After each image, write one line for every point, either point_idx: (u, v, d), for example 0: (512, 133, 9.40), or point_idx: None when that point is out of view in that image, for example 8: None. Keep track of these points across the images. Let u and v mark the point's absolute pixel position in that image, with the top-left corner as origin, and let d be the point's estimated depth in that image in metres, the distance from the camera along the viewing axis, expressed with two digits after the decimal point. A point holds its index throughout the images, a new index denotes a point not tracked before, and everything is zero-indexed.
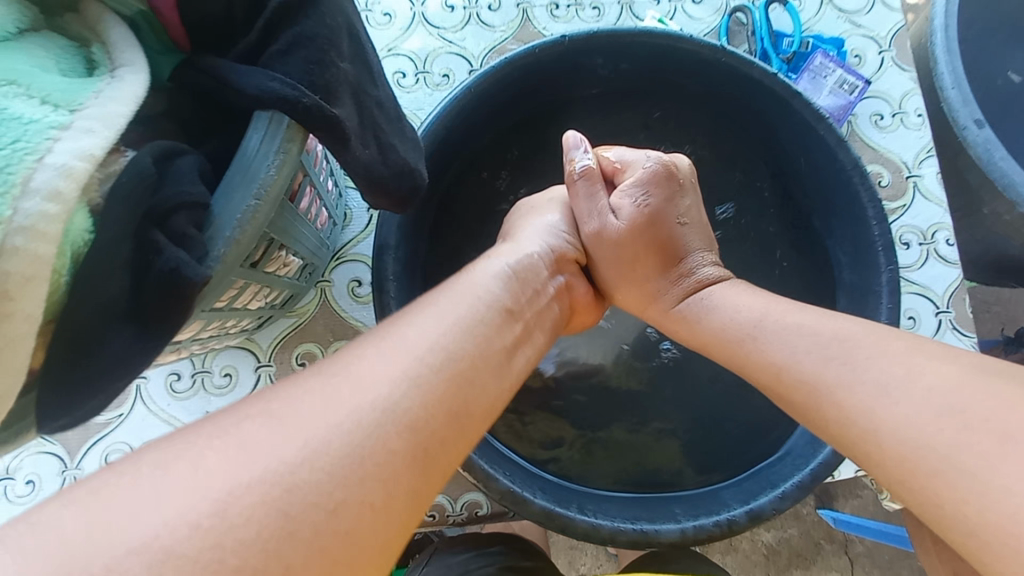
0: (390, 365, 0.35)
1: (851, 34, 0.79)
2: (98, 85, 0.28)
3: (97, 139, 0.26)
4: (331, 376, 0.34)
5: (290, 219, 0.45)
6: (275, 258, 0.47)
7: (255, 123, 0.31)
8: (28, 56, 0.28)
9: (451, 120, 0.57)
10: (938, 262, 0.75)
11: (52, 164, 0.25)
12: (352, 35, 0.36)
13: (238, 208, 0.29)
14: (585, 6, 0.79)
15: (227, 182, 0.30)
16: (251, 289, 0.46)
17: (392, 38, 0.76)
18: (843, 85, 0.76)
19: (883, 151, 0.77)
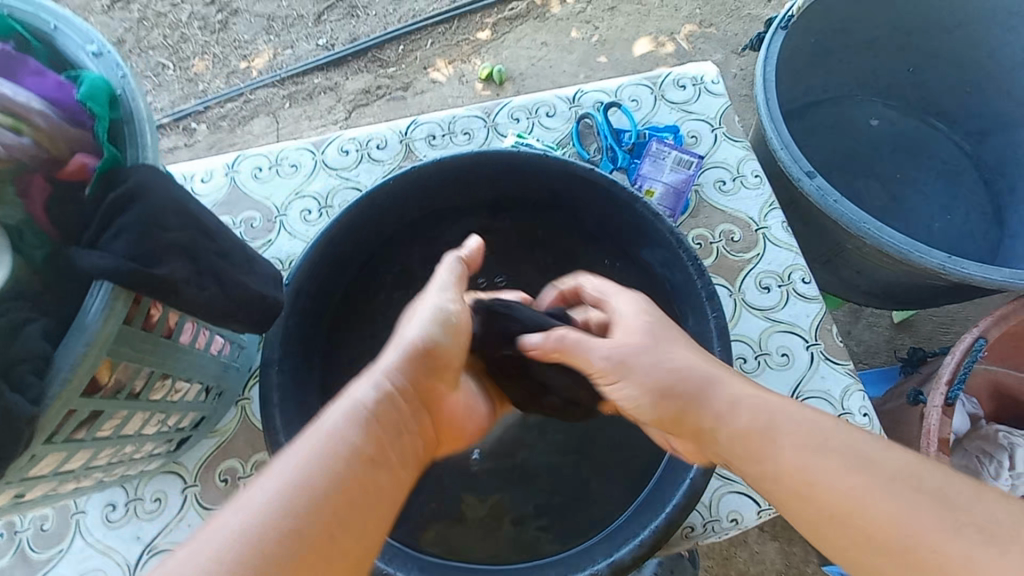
0: (292, 479, 0.41)
1: (684, 120, 0.93)
2: None
3: None
4: (241, 503, 0.39)
5: (179, 352, 0.55)
6: (162, 387, 0.56)
7: (94, 290, 0.41)
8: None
9: (326, 250, 0.68)
10: (797, 299, 0.82)
11: None
12: (178, 208, 0.46)
13: (71, 356, 0.39)
14: (457, 133, 0.94)
15: (65, 337, 0.40)
16: (139, 416, 0.55)
17: (299, 184, 0.91)
18: (680, 164, 0.88)
19: (731, 211, 0.88)
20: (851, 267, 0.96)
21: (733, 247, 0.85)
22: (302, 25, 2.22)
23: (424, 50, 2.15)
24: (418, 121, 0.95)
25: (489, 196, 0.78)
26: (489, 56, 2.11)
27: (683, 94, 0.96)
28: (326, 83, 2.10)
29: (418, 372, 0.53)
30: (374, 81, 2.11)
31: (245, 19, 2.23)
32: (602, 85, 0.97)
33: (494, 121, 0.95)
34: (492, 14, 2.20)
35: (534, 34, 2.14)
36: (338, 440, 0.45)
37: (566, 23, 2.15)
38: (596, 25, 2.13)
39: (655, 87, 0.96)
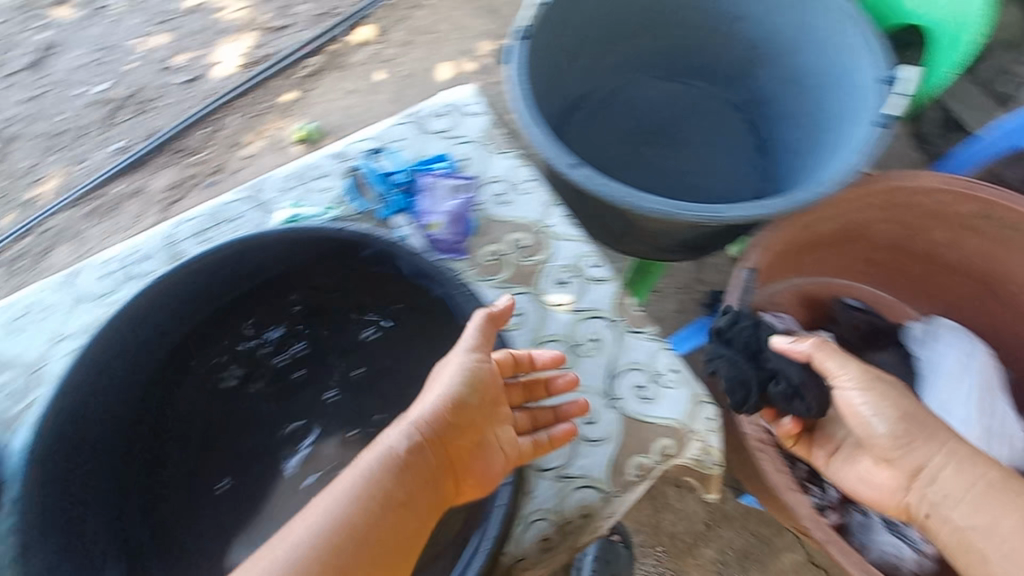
0: (324, 519, 0.55)
1: (451, 148, 0.96)
2: None
3: None
4: (287, 541, 0.54)
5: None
6: None
7: None
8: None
9: (77, 394, 0.63)
10: (593, 284, 0.86)
11: None
12: None
13: None
14: (225, 221, 0.90)
15: None
16: None
17: (57, 326, 0.82)
18: (454, 191, 0.90)
19: (514, 221, 0.91)
20: (642, 235, 1.03)
21: (523, 254, 0.89)
22: (89, 135, 2.04)
23: (230, 128, 2.07)
24: (181, 219, 0.89)
25: (260, 281, 0.77)
26: (300, 117, 2.07)
27: (444, 123, 0.98)
28: (132, 188, 1.95)
29: (411, 448, 0.60)
30: (185, 172, 1.99)
31: (21, 145, 2.02)
32: (366, 132, 0.96)
33: (262, 198, 0.91)
34: (291, 74, 2.15)
35: (339, 85, 2.13)
36: (357, 496, 0.57)
37: (369, 67, 2.16)
38: (398, 61, 2.16)
39: (418, 122, 0.98)
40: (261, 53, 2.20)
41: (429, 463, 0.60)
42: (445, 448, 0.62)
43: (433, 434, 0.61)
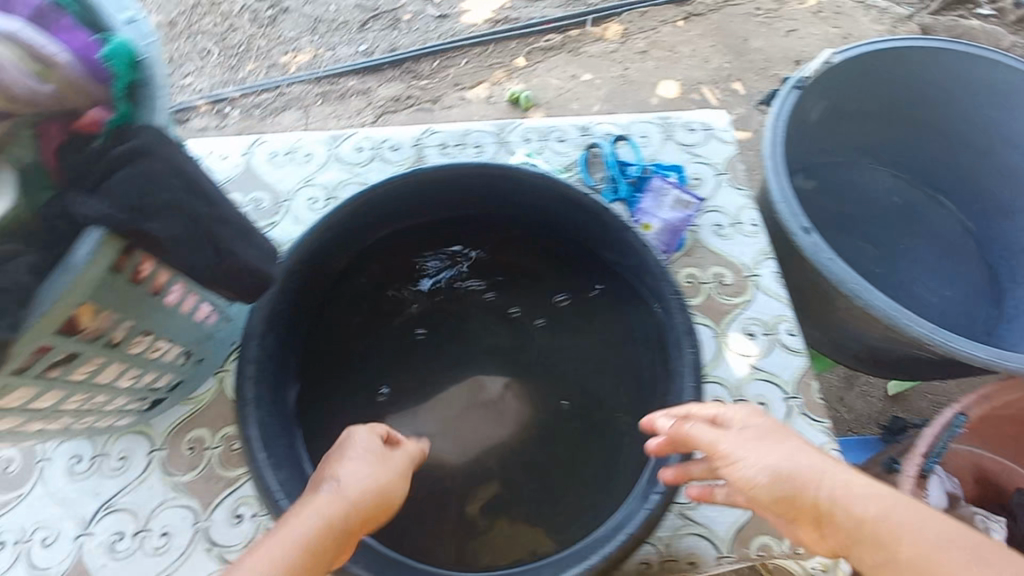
0: (281, 542, 0.45)
1: (690, 162, 0.95)
2: None
3: None
4: (268, 545, 0.45)
5: (157, 311, 0.57)
6: (140, 341, 0.57)
7: (84, 238, 0.43)
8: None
9: (324, 235, 0.71)
10: (781, 350, 0.82)
11: None
12: (181, 174, 0.48)
13: (56, 291, 0.41)
14: (469, 145, 0.97)
15: (54, 274, 0.42)
16: (115, 367, 0.57)
17: (310, 172, 0.94)
18: (679, 203, 0.89)
19: (724, 255, 0.89)
20: (838, 326, 0.96)
21: (722, 290, 0.86)
22: (346, 30, 2.29)
23: (457, 68, 2.22)
24: (432, 129, 0.98)
25: (494, 207, 0.80)
26: (518, 81, 2.17)
27: (693, 136, 0.98)
28: (360, 87, 2.16)
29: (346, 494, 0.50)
30: (407, 91, 2.16)
31: (293, 21, 2.32)
32: (615, 118, 0.99)
33: (506, 138, 0.97)
34: (527, 43, 2.26)
35: (565, 66, 2.19)
36: (318, 528, 0.47)
37: (598, 61, 2.20)
38: (626, 66, 2.17)
39: (667, 127, 0.99)
40: (509, 14, 2.33)
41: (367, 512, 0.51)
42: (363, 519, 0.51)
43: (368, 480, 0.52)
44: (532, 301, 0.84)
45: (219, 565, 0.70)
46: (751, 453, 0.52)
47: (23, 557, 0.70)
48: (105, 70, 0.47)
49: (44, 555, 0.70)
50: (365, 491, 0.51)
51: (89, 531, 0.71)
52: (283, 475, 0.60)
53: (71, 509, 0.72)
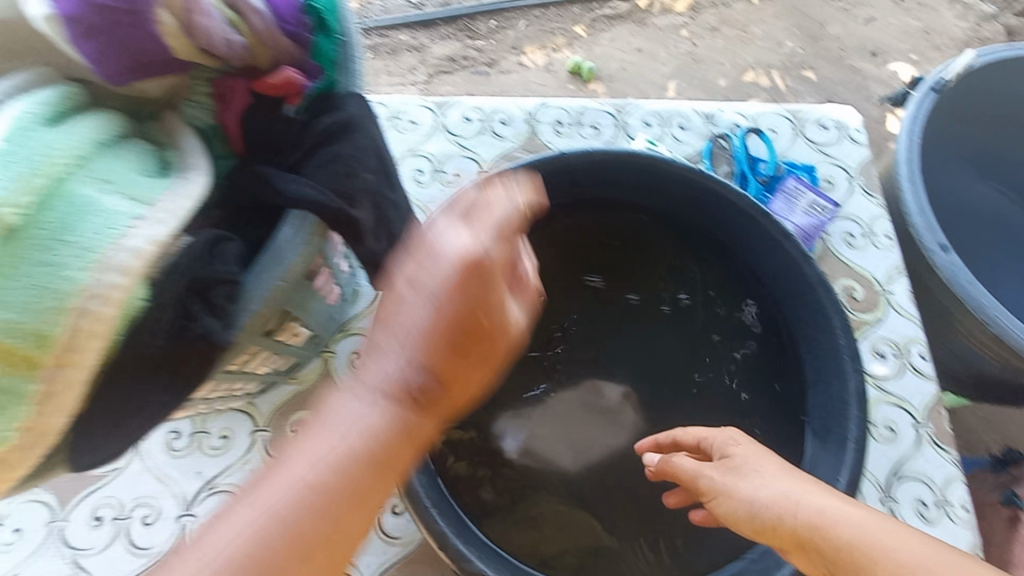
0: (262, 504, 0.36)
1: (821, 163, 0.90)
2: (169, 184, 0.39)
3: (164, 227, 0.36)
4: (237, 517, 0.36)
5: (308, 295, 0.51)
6: (288, 327, 0.52)
7: (288, 220, 0.41)
8: (113, 160, 0.39)
9: None
10: (912, 373, 0.79)
11: (130, 246, 0.35)
12: (381, 151, 0.44)
13: (267, 283, 0.39)
14: (585, 125, 0.90)
15: (262, 264, 0.39)
16: (261, 355, 0.52)
17: (415, 140, 0.86)
18: (815, 207, 0.84)
19: (856, 267, 0.84)
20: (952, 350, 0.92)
21: (853, 305, 0.82)
22: None
23: (516, 31, 1.95)
24: (547, 104, 0.90)
25: (627, 199, 0.74)
26: (580, 50, 1.94)
27: (825, 135, 0.92)
28: (412, 43, 1.89)
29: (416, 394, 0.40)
30: (463, 51, 1.90)
31: None
32: (743, 108, 0.92)
33: (625, 120, 0.90)
34: (590, 8, 2.01)
35: (630, 37, 1.99)
36: (388, 438, 0.39)
37: (666, 34, 2.00)
38: (696, 43, 2.01)
39: (796, 122, 0.92)
40: None
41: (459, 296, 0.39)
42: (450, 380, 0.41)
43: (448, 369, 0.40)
44: (654, 296, 0.76)
45: None
46: (749, 483, 0.49)
47: (123, 534, 0.66)
48: (301, 23, 0.42)
49: (145, 534, 0.66)
50: (374, 425, 0.39)
51: (192, 511, 0.67)
52: (426, 477, 0.55)
53: (172, 486, 0.68)
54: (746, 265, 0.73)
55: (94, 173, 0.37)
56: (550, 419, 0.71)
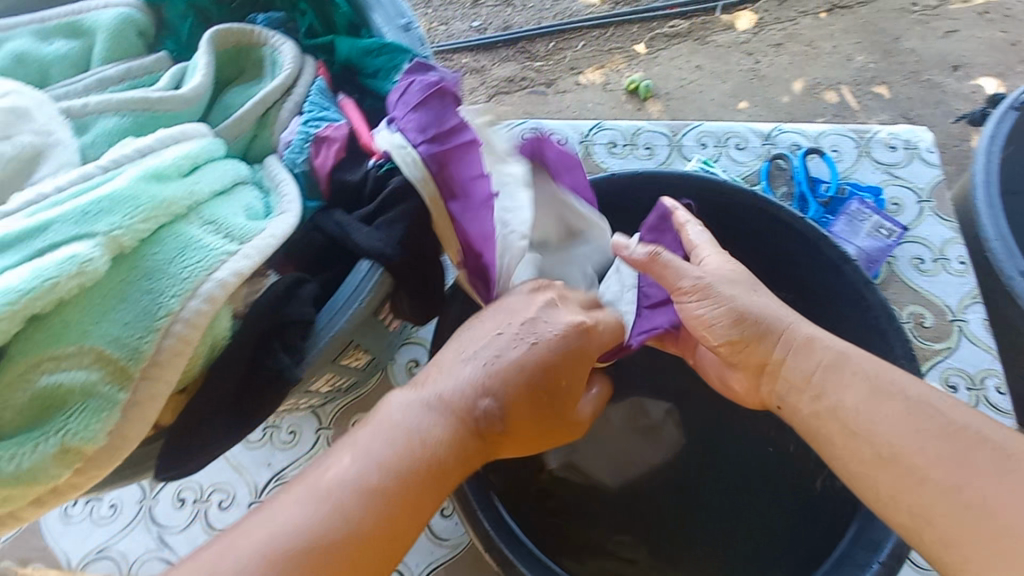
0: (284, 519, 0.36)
1: (888, 184, 0.86)
2: (265, 224, 0.44)
3: (250, 263, 0.41)
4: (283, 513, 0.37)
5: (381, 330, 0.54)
6: (353, 355, 0.57)
7: (359, 268, 0.45)
8: (223, 204, 0.44)
9: None
10: (989, 408, 0.74)
11: (218, 279, 0.40)
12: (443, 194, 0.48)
13: (334, 326, 0.43)
14: (639, 146, 0.91)
15: (331, 306, 0.44)
16: (326, 376, 0.57)
17: None
18: (880, 230, 0.81)
19: (924, 293, 0.80)
20: None
21: (922, 333, 0.78)
22: None
23: (574, 52, 1.99)
24: (601, 125, 0.93)
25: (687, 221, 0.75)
26: (637, 69, 1.95)
27: (893, 156, 0.88)
28: (472, 66, 1.96)
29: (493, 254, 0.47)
30: (521, 72, 1.96)
31: None
32: (804, 128, 0.91)
33: (679, 142, 0.91)
34: (649, 28, 2.03)
35: (690, 56, 1.97)
36: (445, 462, 0.41)
37: (726, 52, 1.98)
38: (758, 59, 1.97)
39: (861, 142, 0.89)
40: None
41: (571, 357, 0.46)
42: (513, 427, 0.45)
43: (511, 408, 0.44)
44: None
45: None
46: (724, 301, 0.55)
47: (200, 516, 0.72)
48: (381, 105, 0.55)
49: (219, 518, 0.72)
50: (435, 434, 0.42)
51: (261, 500, 0.73)
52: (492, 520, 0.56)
53: (245, 475, 0.74)
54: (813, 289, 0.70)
55: (202, 214, 0.43)
56: (593, 437, 0.70)
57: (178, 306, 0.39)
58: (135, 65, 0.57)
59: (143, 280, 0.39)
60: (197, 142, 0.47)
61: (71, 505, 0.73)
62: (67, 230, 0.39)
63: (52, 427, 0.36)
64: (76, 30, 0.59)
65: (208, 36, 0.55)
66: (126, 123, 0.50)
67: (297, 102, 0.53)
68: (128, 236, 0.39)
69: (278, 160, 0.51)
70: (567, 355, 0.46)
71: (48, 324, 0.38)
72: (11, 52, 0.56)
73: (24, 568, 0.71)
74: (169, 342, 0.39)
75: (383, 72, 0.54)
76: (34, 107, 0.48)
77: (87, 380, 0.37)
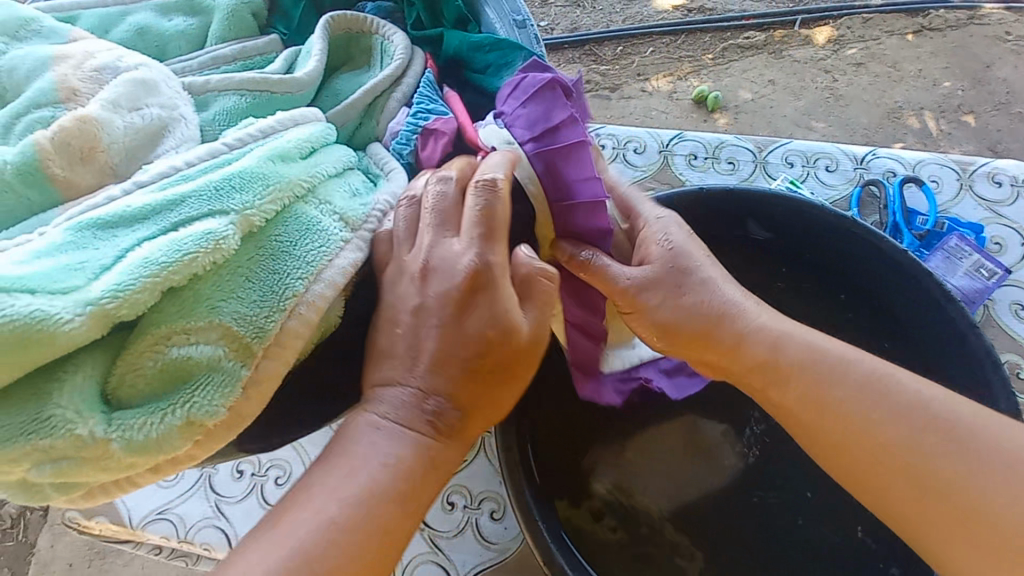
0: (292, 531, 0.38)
1: (991, 222, 0.81)
2: (374, 209, 0.47)
3: (360, 249, 0.44)
4: (293, 525, 0.38)
5: None
6: None
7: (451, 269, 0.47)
8: (336, 189, 0.46)
9: None
10: None
11: (339, 265, 0.43)
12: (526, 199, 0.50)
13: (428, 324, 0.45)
14: (721, 160, 0.88)
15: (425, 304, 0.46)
16: None
17: None
18: (979, 270, 0.76)
19: (1023, 342, 0.75)
20: None
21: (1017, 385, 0.73)
22: None
23: (643, 57, 1.95)
24: (683, 135, 0.90)
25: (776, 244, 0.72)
26: (707, 79, 1.90)
27: (998, 192, 0.83)
28: None
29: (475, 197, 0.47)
30: (588, 75, 1.93)
31: None
32: (901, 154, 0.86)
33: (764, 159, 0.88)
34: (723, 37, 1.97)
35: (763, 69, 1.91)
36: (412, 468, 0.42)
37: (803, 67, 1.90)
38: (836, 77, 1.89)
39: (964, 175, 0.84)
40: None
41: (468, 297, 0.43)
42: (473, 404, 0.44)
43: (459, 394, 0.44)
44: None
45: (432, 549, 0.70)
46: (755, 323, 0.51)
47: (258, 490, 0.74)
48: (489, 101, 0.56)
49: (275, 493, 0.74)
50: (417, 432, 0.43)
51: None
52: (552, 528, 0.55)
53: (303, 455, 0.75)
54: (905, 326, 0.67)
55: (320, 199, 0.44)
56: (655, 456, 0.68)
57: (303, 288, 0.41)
58: (250, 44, 0.59)
59: (270, 260, 0.41)
60: (314, 125, 0.47)
61: None
62: (201, 206, 0.39)
63: (177, 399, 0.37)
64: (194, 9, 0.62)
65: (326, 22, 0.56)
66: (245, 103, 0.52)
67: (405, 93, 0.54)
68: (258, 215, 0.41)
69: (383, 147, 0.53)
70: (469, 322, 0.43)
71: (177, 298, 0.38)
72: (134, 26, 0.59)
73: (89, 520, 0.74)
74: (293, 323, 0.41)
75: (495, 69, 0.56)
76: (161, 80, 0.49)
77: (213, 355, 0.38)
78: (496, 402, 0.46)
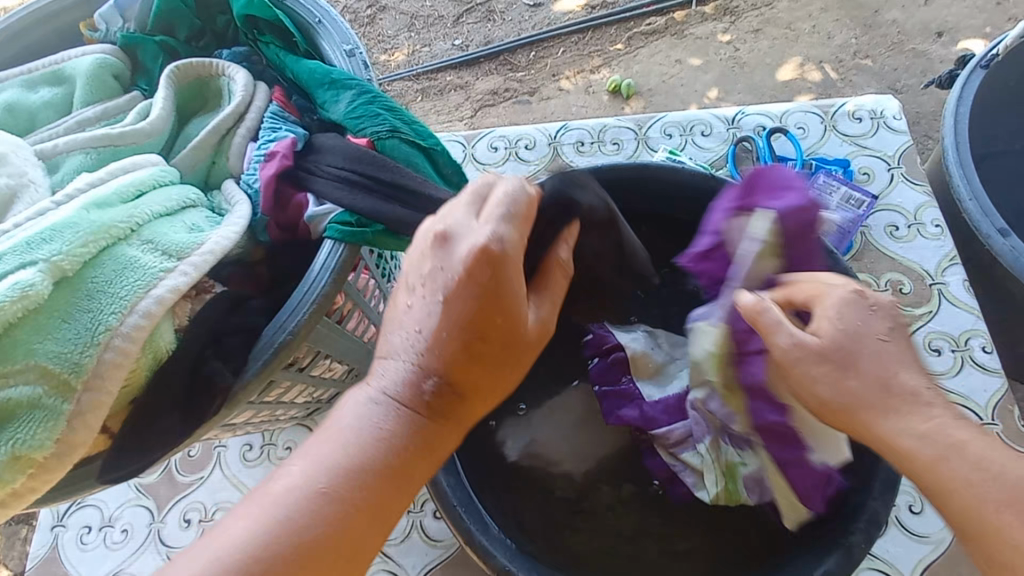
0: (245, 523, 0.36)
1: (857, 155, 0.87)
2: (207, 234, 0.49)
3: (187, 278, 0.46)
4: (245, 521, 0.36)
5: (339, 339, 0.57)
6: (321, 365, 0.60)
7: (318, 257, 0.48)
8: (165, 225, 0.49)
9: None
10: (975, 370, 0.73)
11: (156, 295, 0.45)
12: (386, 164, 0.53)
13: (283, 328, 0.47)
14: (606, 142, 0.93)
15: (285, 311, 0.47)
16: (297, 388, 0.62)
17: None
18: (849, 201, 0.81)
19: (901, 260, 0.80)
20: None
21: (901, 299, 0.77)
22: None
23: (555, 58, 2.02)
24: (568, 126, 0.95)
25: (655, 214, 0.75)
26: (618, 69, 1.97)
27: (859, 127, 0.89)
28: (457, 82, 2.00)
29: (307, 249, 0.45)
30: (505, 84, 1.99)
31: (388, 15, 2.15)
32: (768, 108, 0.92)
33: (645, 134, 0.93)
34: (626, 27, 2.05)
35: (669, 50, 1.99)
36: (406, 447, 0.39)
37: (706, 42, 1.99)
38: (739, 46, 1.97)
39: (827, 117, 0.90)
40: None
41: (490, 287, 0.38)
42: (471, 387, 0.40)
43: (456, 372, 0.39)
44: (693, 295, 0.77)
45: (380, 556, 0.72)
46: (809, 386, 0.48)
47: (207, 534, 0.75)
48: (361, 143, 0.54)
49: None
50: (384, 423, 0.39)
51: None
52: (453, 477, 0.59)
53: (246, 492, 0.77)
54: None
55: (143, 236, 0.48)
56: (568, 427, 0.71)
57: (116, 322, 0.44)
58: (112, 103, 0.61)
59: (84, 299, 0.45)
60: (146, 172, 0.52)
61: (85, 531, 0.77)
62: (18, 261, 0.45)
63: (4, 436, 0.42)
64: (57, 78, 0.62)
65: (168, 73, 0.59)
66: (91, 159, 0.55)
67: (251, 128, 0.57)
68: (68, 261, 0.45)
69: (235, 182, 0.56)
70: (496, 310, 0.39)
71: (1, 343, 0.43)
72: (4, 102, 0.60)
73: None
74: (108, 355, 0.44)
75: (329, 101, 0.55)
76: (11, 151, 0.53)
77: (33, 394, 0.43)
78: (496, 386, 0.41)
